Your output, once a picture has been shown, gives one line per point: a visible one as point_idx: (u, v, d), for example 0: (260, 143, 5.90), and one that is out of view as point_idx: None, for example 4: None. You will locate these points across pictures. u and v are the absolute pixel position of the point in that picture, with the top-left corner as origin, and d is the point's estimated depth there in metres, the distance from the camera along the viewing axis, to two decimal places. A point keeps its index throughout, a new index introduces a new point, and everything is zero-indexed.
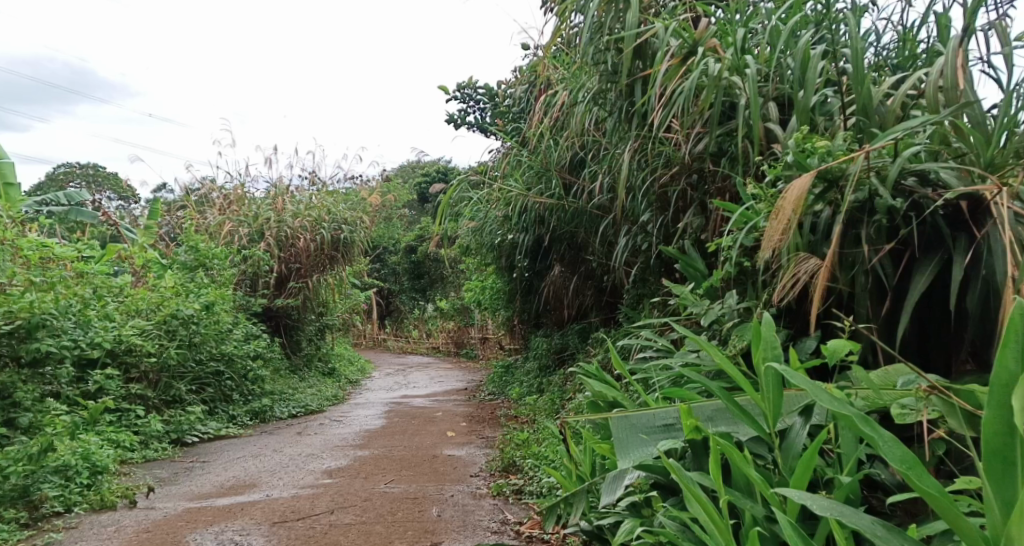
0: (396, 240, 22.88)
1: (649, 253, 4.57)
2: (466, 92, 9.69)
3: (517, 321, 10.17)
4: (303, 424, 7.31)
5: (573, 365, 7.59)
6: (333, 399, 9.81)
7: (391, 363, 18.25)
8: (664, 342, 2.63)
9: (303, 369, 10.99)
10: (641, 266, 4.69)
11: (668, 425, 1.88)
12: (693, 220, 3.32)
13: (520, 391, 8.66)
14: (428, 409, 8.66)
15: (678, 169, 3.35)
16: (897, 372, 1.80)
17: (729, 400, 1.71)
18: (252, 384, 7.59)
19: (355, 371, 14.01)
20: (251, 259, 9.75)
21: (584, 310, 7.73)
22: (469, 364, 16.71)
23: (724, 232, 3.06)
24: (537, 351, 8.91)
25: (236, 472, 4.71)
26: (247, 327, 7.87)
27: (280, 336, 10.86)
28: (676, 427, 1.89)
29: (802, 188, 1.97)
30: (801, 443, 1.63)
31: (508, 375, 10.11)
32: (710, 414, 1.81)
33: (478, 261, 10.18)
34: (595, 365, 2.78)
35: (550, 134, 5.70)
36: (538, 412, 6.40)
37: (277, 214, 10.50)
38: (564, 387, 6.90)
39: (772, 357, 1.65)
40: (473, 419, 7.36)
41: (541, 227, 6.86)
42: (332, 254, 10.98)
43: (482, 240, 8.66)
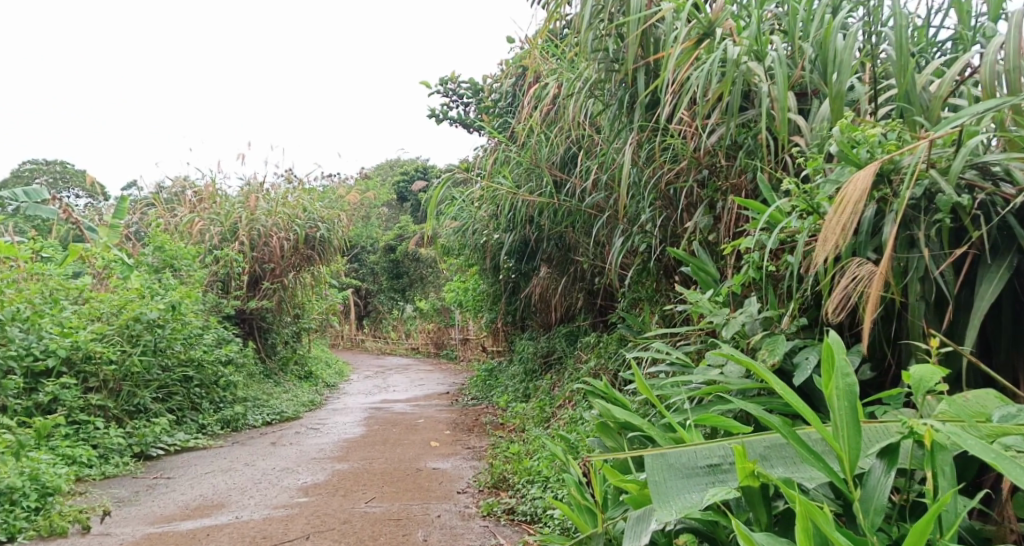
0: (374, 239, 22.48)
1: (647, 254, 4.32)
2: (449, 86, 9.38)
3: (501, 324, 9.88)
4: (278, 432, 6.97)
5: (561, 370, 7.32)
6: (310, 404, 9.46)
7: (369, 365, 17.86)
8: (679, 356, 2.35)
9: (278, 373, 10.61)
10: (639, 268, 4.44)
11: (713, 465, 1.64)
12: (702, 220, 3.05)
13: (505, 396, 8.37)
14: (409, 415, 8.34)
15: (686, 165, 3.04)
16: (989, 402, 1.57)
17: (792, 434, 1.54)
18: (223, 390, 7.24)
19: (333, 374, 13.64)
20: (223, 259, 9.37)
21: (572, 312, 7.47)
22: (450, 366, 16.37)
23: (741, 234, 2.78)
24: (522, 354, 8.62)
25: (203, 490, 4.38)
26: (218, 331, 7.51)
27: (254, 339, 10.49)
28: (722, 467, 1.64)
29: (867, 181, 1.71)
30: (884, 492, 1.45)
31: (492, 379, 9.81)
32: (763, 454, 1.63)
33: (461, 262, 9.88)
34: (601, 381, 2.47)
35: (539, 128, 5.42)
36: (526, 421, 6.13)
37: (250, 213, 10.12)
38: (551, 393, 6.63)
39: (846, 387, 1.50)
40: (457, 426, 7.06)
41: (528, 227, 6.58)
42: (308, 253, 10.62)
43: (465, 240, 8.36)
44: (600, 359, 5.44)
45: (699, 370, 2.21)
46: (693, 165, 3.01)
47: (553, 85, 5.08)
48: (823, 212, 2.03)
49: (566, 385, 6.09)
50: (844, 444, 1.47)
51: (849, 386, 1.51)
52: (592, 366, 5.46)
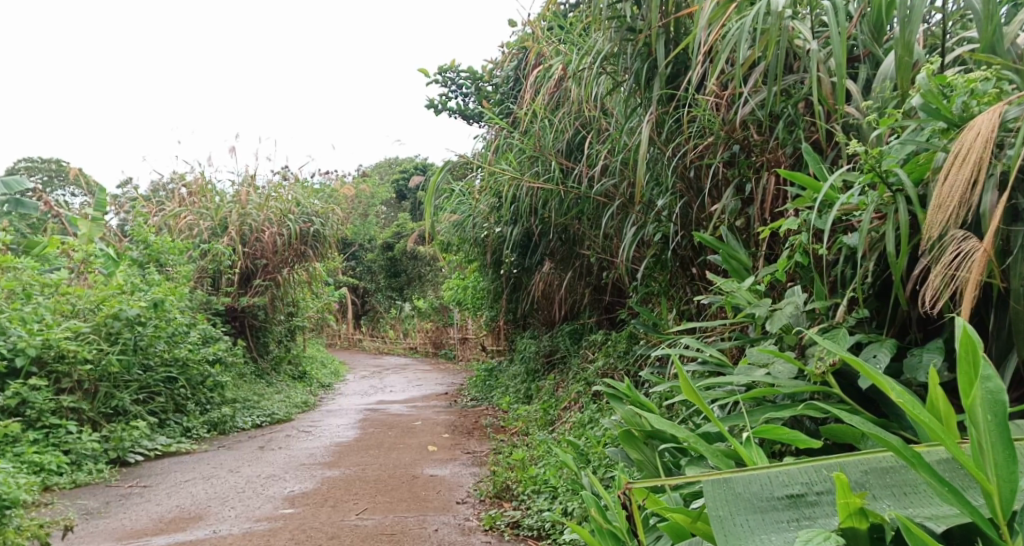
0: (372, 237, 22.17)
1: (662, 244, 4.02)
2: (448, 76, 9.06)
3: (502, 322, 9.57)
4: (268, 435, 6.65)
5: (565, 370, 7.02)
6: (304, 405, 9.14)
7: (367, 364, 17.54)
8: (714, 352, 2.01)
9: (271, 373, 10.29)
10: (653, 259, 4.13)
11: (794, 495, 1.32)
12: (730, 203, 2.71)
13: (506, 397, 8.05)
14: (407, 416, 8.03)
15: (713, 140, 2.68)
16: None
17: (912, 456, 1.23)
18: (210, 391, 6.91)
19: (329, 374, 13.32)
20: (212, 254, 9.04)
21: (576, 309, 7.17)
22: (448, 366, 16.04)
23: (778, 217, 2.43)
24: (524, 354, 8.31)
25: (180, 501, 4.05)
26: (205, 329, 7.19)
27: (247, 338, 10.16)
28: (806, 498, 1.32)
29: (994, 127, 1.43)
30: None
31: (493, 379, 9.49)
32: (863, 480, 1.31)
33: (460, 258, 9.57)
34: (624, 382, 2.15)
35: (542, 112, 5.11)
36: (529, 424, 5.80)
37: (241, 207, 9.81)
38: (556, 394, 6.32)
39: (992, 395, 1.16)
40: (456, 428, 6.74)
41: (531, 219, 6.27)
42: (301, 249, 10.31)
43: (465, 234, 8.06)
44: (609, 359, 5.12)
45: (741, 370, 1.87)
46: (722, 140, 2.63)
47: (557, 65, 4.76)
48: (892, 182, 1.70)
49: (572, 386, 5.77)
50: (989, 473, 1.15)
51: (993, 394, 1.17)
52: (600, 366, 5.14)
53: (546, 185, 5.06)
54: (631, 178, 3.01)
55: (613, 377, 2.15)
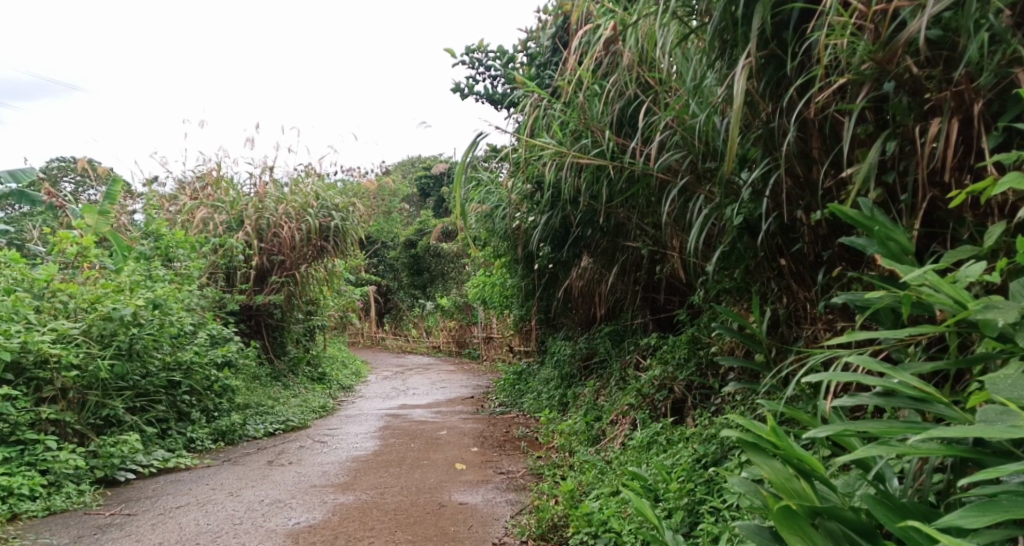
0: (394, 234, 21.64)
1: (744, 228, 3.37)
2: (475, 56, 8.41)
3: (533, 321, 8.92)
4: (280, 447, 6.05)
5: (607, 375, 6.35)
6: (322, 410, 8.53)
7: (388, 364, 16.92)
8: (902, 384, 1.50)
9: (287, 375, 9.71)
10: (732, 245, 3.49)
11: None
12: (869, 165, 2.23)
13: (539, 404, 7.40)
14: (432, 424, 7.39)
15: (860, 78, 2.18)
16: None
17: None
18: (218, 397, 6.33)
19: (349, 376, 12.73)
20: (224, 248, 8.46)
21: (619, 308, 6.49)
22: (472, 366, 15.37)
23: (964, 168, 1.99)
24: (558, 357, 7.65)
25: (164, 536, 3.42)
26: (214, 329, 6.60)
27: (262, 338, 9.58)
28: None
29: None
30: None
31: (523, 384, 8.82)
32: None
33: (487, 254, 8.92)
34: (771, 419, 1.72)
35: (590, 80, 4.44)
36: (571, 440, 5.13)
37: (257, 199, 9.23)
38: (599, 406, 5.65)
39: None
40: (486, 441, 6.10)
41: (572, 207, 5.61)
42: (320, 244, 9.71)
43: (496, 226, 7.39)
44: (667, 368, 4.43)
45: (960, 420, 1.39)
46: (872, 75, 2.15)
47: (609, 23, 4.09)
48: None
49: (622, 397, 5.10)
50: None
51: None
52: (657, 375, 4.46)
53: (595, 162, 4.39)
54: (733, 141, 2.50)
55: (751, 426, 1.64)
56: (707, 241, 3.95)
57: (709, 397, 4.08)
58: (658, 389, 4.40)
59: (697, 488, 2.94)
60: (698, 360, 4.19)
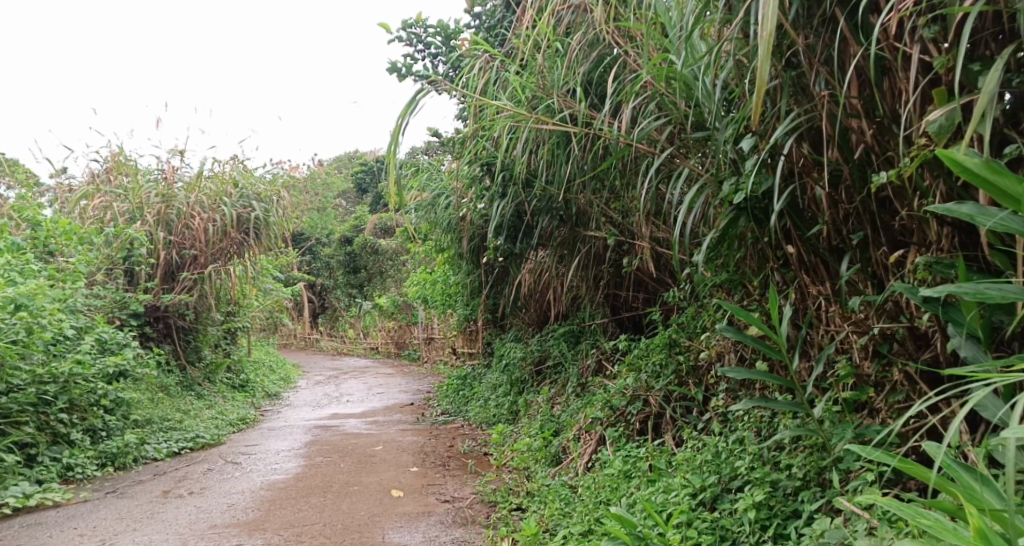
0: (330, 231, 20.59)
1: (741, 212, 2.62)
2: (414, 32, 7.61)
3: (479, 320, 8.18)
4: (181, 470, 5.19)
5: (564, 381, 5.69)
6: (241, 423, 7.61)
7: (321, 367, 15.89)
8: None
9: (202, 382, 8.71)
10: (718, 235, 2.74)
11: None
12: (956, 106, 1.64)
13: (486, 412, 6.69)
14: (365, 438, 6.58)
15: None
16: None
17: None
18: (106, 414, 5.43)
19: (277, 382, 11.73)
20: (122, 239, 7.45)
21: (577, 306, 5.84)
22: (411, 369, 14.51)
23: None
24: (507, 361, 6.95)
25: None
26: (103, 334, 5.68)
27: (173, 342, 8.57)
28: None
29: None
30: None
31: (467, 390, 8.08)
32: None
33: (428, 249, 8.16)
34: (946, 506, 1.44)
35: (550, 38, 3.77)
36: (525, 458, 4.42)
37: (165, 188, 8.25)
38: (555, 418, 4.96)
39: None
40: (426, 458, 5.33)
41: (524, 192, 4.92)
42: (240, 238, 8.75)
43: (438, 216, 6.64)
44: (639, 376, 3.74)
45: None
46: None
47: None
48: None
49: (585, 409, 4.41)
50: None
51: None
52: (626, 384, 3.76)
53: (560, 130, 3.68)
54: (758, 88, 1.87)
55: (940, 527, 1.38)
56: (695, 223, 3.29)
57: (692, 411, 3.39)
58: (627, 400, 3.68)
59: (701, 537, 2.29)
60: (677, 366, 3.51)
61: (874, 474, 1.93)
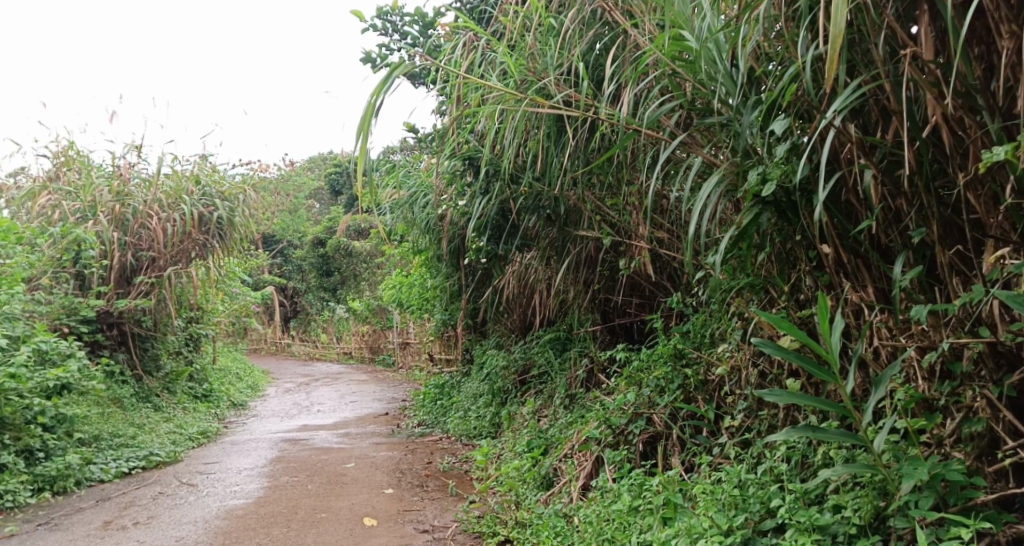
0: (302, 233, 20.06)
1: (765, 207, 2.19)
2: (389, 21, 7.16)
3: (458, 325, 7.75)
4: (128, 495, 4.71)
5: (551, 390, 5.29)
6: (201, 437, 7.10)
7: (293, 374, 15.33)
8: None
9: (161, 393, 8.17)
10: (733, 236, 2.31)
11: None
12: None
13: (466, 424, 6.26)
14: (336, 453, 6.12)
15: None
16: None
17: None
18: (44, 433, 4.99)
19: (246, 390, 11.18)
20: (70, 240, 6.92)
21: (564, 311, 5.44)
22: (386, 375, 14.02)
23: None
24: (489, 369, 6.54)
25: None
26: (41, 345, 5.19)
27: (129, 350, 8.03)
28: None
29: None
30: None
31: (446, 399, 7.62)
32: None
33: (403, 250, 7.72)
34: None
35: (543, 14, 3.37)
36: (511, 479, 4.01)
37: (120, 185, 7.73)
38: (542, 434, 4.55)
39: None
40: (400, 477, 4.89)
41: (509, 188, 4.53)
42: (202, 239, 8.23)
43: (413, 215, 6.22)
44: (640, 391, 3.32)
45: None
46: None
47: None
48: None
49: (578, 425, 4.00)
50: None
51: None
52: (624, 400, 3.35)
53: (555, 111, 3.25)
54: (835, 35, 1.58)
55: None
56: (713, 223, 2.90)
57: (702, 431, 2.99)
58: (628, 419, 3.25)
59: None
60: (685, 379, 3.10)
61: (969, 532, 1.63)
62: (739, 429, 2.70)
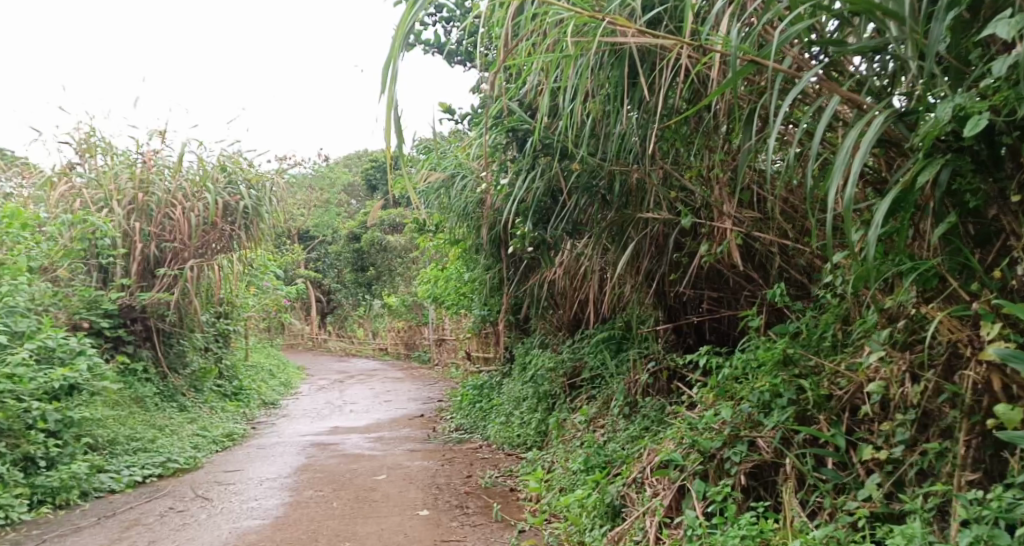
0: (337, 228, 19.68)
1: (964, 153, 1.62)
2: None
3: (497, 323, 7.16)
4: (136, 510, 4.23)
5: (607, 395, 4.67)
6: (225, 440, 6.63)
7: (327, 370, 14.92)
8: None
9: (186, 391, 7.74)
10: (904, 196, 1.71)
11: None
12: None
13: (509, 432, 5.68)
14: (368, 461, 5.59)
15: None
16: None
17: None
18: (47, 440, 4.53)
19: (278, 389, 10.75)
20: (87, 229, 6.47)
21: (621, 308, 4.78)
22: (422, 373, 13.45)
23: None
24: (534, 371, 5.93)
25: None
26: (44, 342, 4.72)
27: (153, 346, 7.60)
28: None
29: None
30: None
31: (486, 402, 7.03)
32: None
33: (440, 242, 7.16)
34: None
35: None
36: (569, 506, 3.39)
37: (143, 172, 7.31)
38: (601, 448, 3.93)
39: None
40: (438, 493, 4.33)
41: (556, 163, 3.88)
42: (228, 229, 7.78)
43: (451, 200, 5.62)
44: (736, 408, 2.67)
45: None
46: None
47: None
48: None
49: (648, 441, 3.36)
50: None
51: None
52: (715, 420, 2.69)
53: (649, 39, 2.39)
54: None
55: None
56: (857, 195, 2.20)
57: (827, 462, 2.36)
58: (721, 443, 2.60)
59: None
60: (799, 394, 2.47)
61: None
62: (893, 466, 2.14)
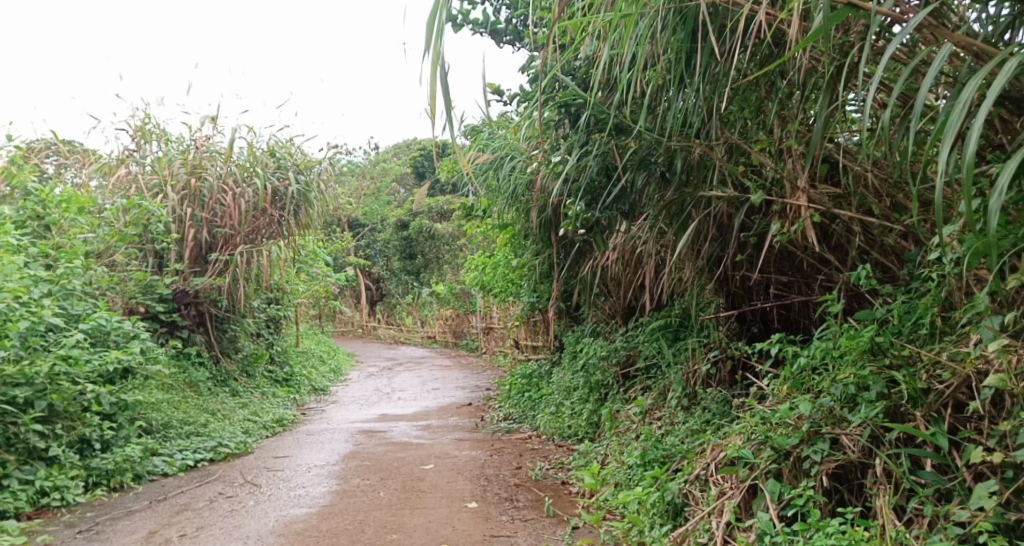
0: (386, 216, 19.70)
1: None
2: None
3: (547, 310, 6.96)
4: (187, 494, 4.20)
5: (663, 386, 4.44)
6: (275, 426, 6.61)
7: (376, 358, 14.94)
8: None
9: (238, 376, 7.78)
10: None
11: None
12: None
13: (560, 422, 5.50)
14: (416, 449, 5.49)
15: None
16: None
17: None
18: (101, 422, 4.54)
19: (328, 376, 10.78)
20: (142, 215, 6.52)
21: (677, 293, 4.54)
22: (469, 361, 13.37)
23: None
24: (585, 360, 5.73)
25: None
26: (98, 325, 4.73)
27: (206, 331, 7.65)
28: None
29: None
30: None
31: (535, 391, 6.86)
32: None
33: (489, 227, 6.98)
34: None
35: None
36: (627, 502, 3.19)
37: (195, 158, 7.33)
38: (660, 441, 3.72)
39: None
40: (488, 484, 4.19)
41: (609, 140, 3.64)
42: (277, 215, 7.76)
43: (501, 183, 5.44)
44: (815, 401, 2.43)
45: None
46: None
47: None
48: None
49: (712, 436, 3.14)
50: None
51: None
52: (791, 414, 2.46)
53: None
54: None
55: None
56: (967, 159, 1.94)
57: (926, 463, 2.13)
58: (799, 440, 2.37)
59: None
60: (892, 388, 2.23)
61: None
62: (1013, 471, 1.92)
